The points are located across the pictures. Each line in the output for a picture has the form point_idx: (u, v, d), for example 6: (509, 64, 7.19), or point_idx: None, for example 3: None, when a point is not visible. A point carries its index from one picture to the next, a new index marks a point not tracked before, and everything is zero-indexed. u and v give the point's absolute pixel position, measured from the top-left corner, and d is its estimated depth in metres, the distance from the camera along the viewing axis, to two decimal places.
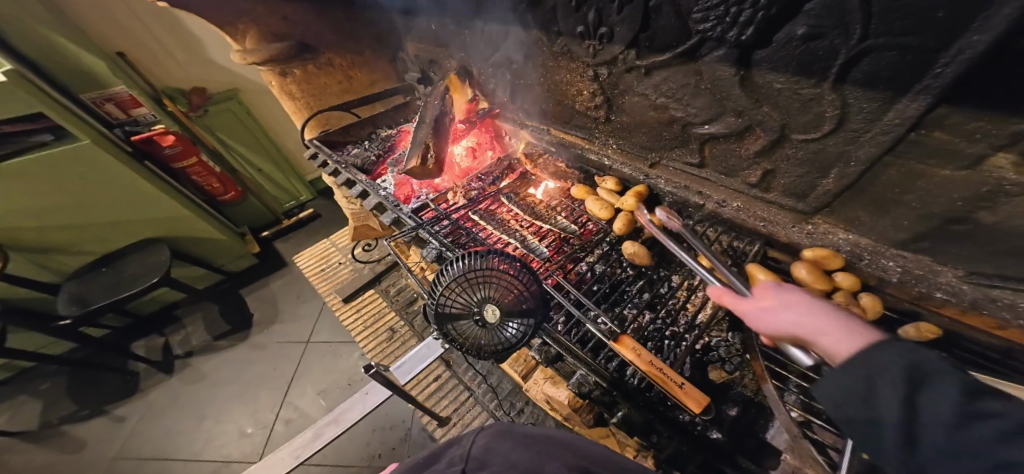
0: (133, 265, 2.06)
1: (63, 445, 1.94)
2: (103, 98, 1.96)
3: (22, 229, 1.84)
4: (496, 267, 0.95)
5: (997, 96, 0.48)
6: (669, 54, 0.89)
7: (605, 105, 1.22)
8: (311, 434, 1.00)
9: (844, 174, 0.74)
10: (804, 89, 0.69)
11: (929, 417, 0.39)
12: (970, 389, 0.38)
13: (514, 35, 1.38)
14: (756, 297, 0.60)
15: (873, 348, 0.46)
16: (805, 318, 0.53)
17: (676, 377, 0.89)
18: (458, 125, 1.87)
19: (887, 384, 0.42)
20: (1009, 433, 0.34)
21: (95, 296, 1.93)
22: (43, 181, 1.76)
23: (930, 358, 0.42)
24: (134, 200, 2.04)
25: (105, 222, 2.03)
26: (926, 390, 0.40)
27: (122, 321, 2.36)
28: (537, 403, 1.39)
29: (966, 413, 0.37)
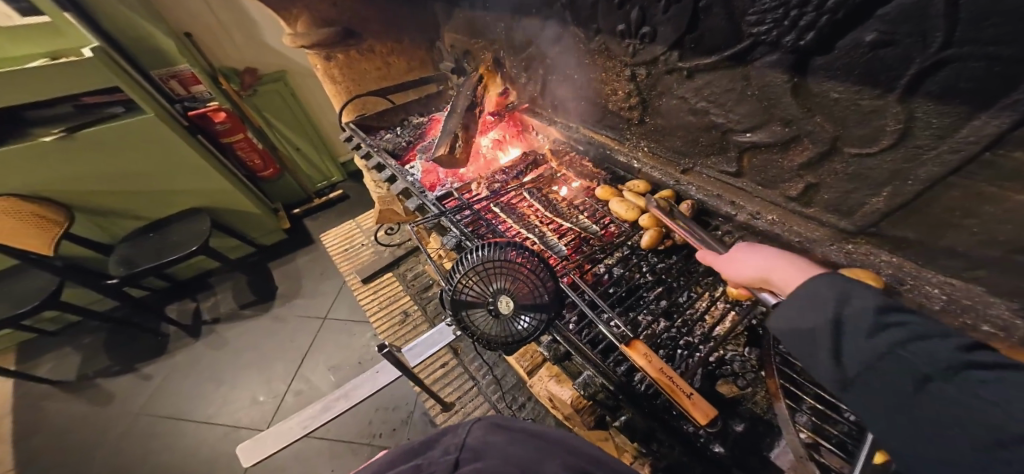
0: (174, 233, 2.15)
1: (97, 397, 2.06)
2: (169, 75, 2.05)
3: (84, 193, 1.96)
4: (512, 259, 0.95)
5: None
6: (715, 58, 0.86)
7: (639, 106, 1.19)
8: (321, 407, 1.03)
9: (898, 192, 0.70)
10: (865, 99, 0.66)
11: (852, 328, 0.46)
12: (883, 305, 0.45)
13: (552, 30, 1.37)
14: (734, 251, 0.72)
15: (814, 281, 0.52)
16: (764, 259, 0.64)
17: (686, 387, 0.88)
18: (488, 117, 1.89)
19: (822, 308, 0.49)
20: (909, 337, 0.41)
21: (138, 259, 2.02)
22: (101, 148, 1.86)
23: (856, 285, 0.48)
24: (184, 170, 2.12)
25: (153, 192, 2.11)
26: (849, 309, 0.47)
27: (161, 284, 2.49)
28: (539, 398, 1.42)
29: (879, 325, 0.43)
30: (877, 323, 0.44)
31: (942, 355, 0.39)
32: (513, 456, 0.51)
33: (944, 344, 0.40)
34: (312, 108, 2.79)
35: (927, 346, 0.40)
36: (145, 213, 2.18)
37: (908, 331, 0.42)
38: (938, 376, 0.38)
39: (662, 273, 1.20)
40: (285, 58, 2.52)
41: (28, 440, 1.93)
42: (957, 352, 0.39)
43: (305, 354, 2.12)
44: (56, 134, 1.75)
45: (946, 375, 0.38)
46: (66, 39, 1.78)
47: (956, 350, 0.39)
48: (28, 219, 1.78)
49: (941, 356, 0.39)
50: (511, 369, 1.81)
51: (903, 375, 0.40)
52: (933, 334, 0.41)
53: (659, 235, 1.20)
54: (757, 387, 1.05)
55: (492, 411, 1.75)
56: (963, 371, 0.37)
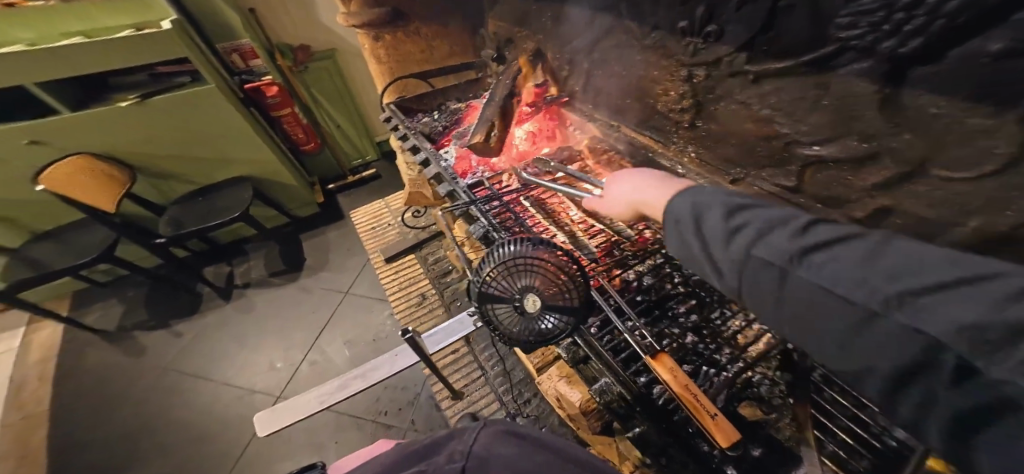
0: (221, 199, 2.22)
1: (132, 348, 2.18)
2: (232, 48, 2.14)
3: (144, 156, 2.04)
4: (541, 256, 0.89)
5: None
6: (791, 62, 0.80)
7: (693, 109, 1.13)
8: (338, 385, 1.02)
9: (988, 225, 0.63)
10: (973, 118, 0.58)
11: (712, 239, 0.48)
12: (734, 208, 0.48)
13: (604, 22, 1.32)
14: (613, 189, 0.78)
15: (675, 203, 0.55)
16: (629, 192, 0.72)
17: (711, 406, 0.86)
18: (524, 107, 1.83)
19: (686, 225, 0.52)
20: (758, 235, 0.44)
21: (186, 219, 2.12)
22: (160, 117, 1.93)
23: (708, 197, 0.52)
24: (236, 141, 2.18)
25: (206, 158, 2.18)
26: (706, 221, 0.50)
27: (201, 246, 2.58)
28: (547, 396, 1.47)
29: (733, 230, 0.46)
30: (727, 229, 0.47)
31: (789, 245, 0.40)
32: (517, 464, 0.49)
33: (787, 230, 0.42)
34: (359, 89, 2.79)
35: (773, 239, 0.42)
36: (201, 178, 2.26)
37: (755, 229, 0.44)
38: (791, 266, 0.40)
39: (697, 286, 1.16)
40: (338, 38, 2.51)
41: (73, 382, 2.07)
42: (796, 237, 0.41)
43: (323, 326, 2.18)
44: (131, 100, 1.84)
45: (797, 264, 0.39)
46: (152, 12, 1.84)
47: (791, 234, 0.41)
48: (100, 179, 1.89)
49: (786, 246, 0.40)
50: (521, 363, 1.84)
51: (766, 275, 0.42)
52: (778, 226, 0.43)
53: None
54: (783, 413, 1.00)
55: (497, 402, 1.79)
56: (806, 258, 0.39)
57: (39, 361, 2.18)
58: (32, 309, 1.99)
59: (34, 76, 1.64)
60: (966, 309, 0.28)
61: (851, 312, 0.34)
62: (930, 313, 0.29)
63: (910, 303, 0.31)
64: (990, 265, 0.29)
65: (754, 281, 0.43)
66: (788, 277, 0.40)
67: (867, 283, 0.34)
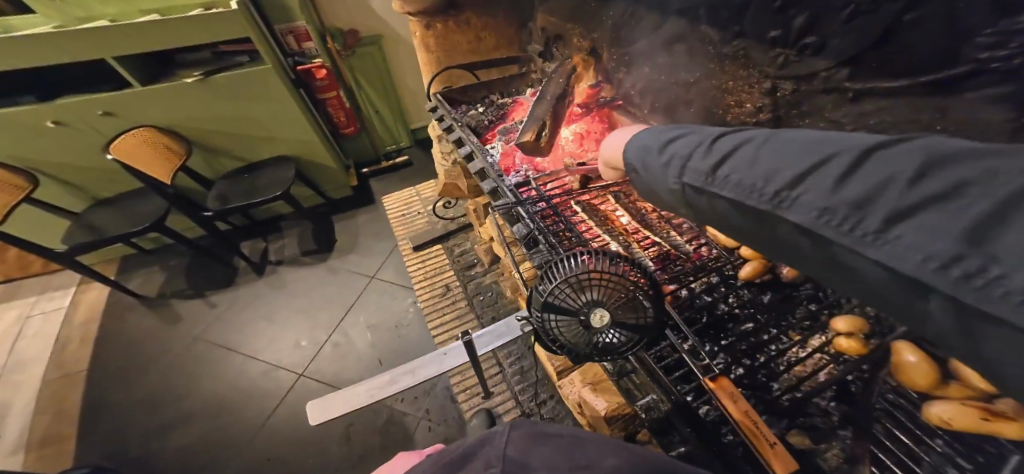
0: (264, 178, 2.25)
1: (168, 315, 2.25)
2: (287, 30, 2.13)
3: (200, 132, 2.10)
4: (614, 271, 0.90)
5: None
6: (906, 82, 0.75)
7: (770, 123, 1.08)
8: (390, 379, 1.03)
9: None
10: None
11: (656, 174, 0.60)
12: (665, 145, 0.59)
13: (676, 25, 1.26)
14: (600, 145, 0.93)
15: (627, 155, 0.67)
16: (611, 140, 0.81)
17: (772, 436, 0.82)
18: (575, 108, 1.77)
19: (639, 169, 0.64)
20: (683, 163, 0.55)
21: (232, 197, 2.17)
22: (212, 93, 1.97)
23: (646, 141, 0.63)
24: (283, 120, 2.19)
25: (255, 137, 2.22)
26: (649, 162, 0.61)
27: (241, 222, 2.64)
28: (568, 401, 1.50)
29: (667, 164, 0.58)
30: (664, 163, 0.58)
31: (705, 166, 0.51)
32: (558, 466, 0.47)
33: (701, 151, 0.53)
34: (400, 75, 2.73)
35: (694, 164, 0.53)
36: (249, 155, 2.30)
37: (680, 157, 0.55)
38: (711, 183, 0.51)
39: (759, 312, 1.11)
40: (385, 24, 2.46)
41: (114, 344, 2.15)
42: (707, 156, 0.52)
43: (348, 308, 2.20)
44: (196, 77, 1.90)
45: (714, 179, 0.50)
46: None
47: (704, 155, 0.52)
48: (161, 152, 1.97)
49: (703, 166, 0.52)
50: (538, 364, 1.84)
51: (697, 193, 0.54)
52: (694, 151, 0.54)
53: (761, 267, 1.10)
54: (833, 444, 0.95)
55: (512, 401, 1.81)
56: (717, 172, 0.50)
57: (84, 321, 2.28)
58: (81, 271, 2.06)
59: (116, 51, 1.73)
60: (823, 196, 0.38)
61: (757, 210, 0.46)
62: (802, 203, 0.40)
63: (789, 195, 0.42)
64: (830, 147, 0.41)
65: (693, 199, 0.55)
66: (710, 192, 0.51)
67: (757, 187, 0.45)
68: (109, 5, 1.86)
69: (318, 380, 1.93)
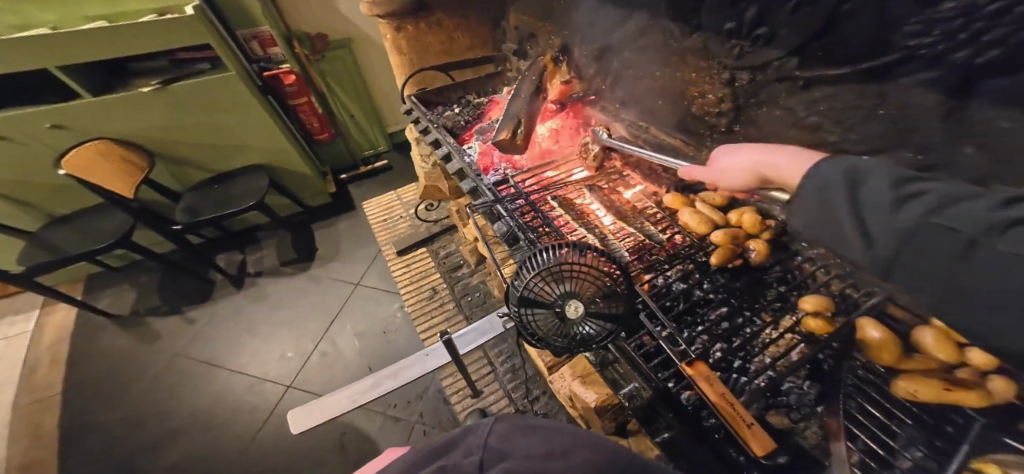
0: (239, 187, 2.20)
1: (143, 333, 2.18)
2: (250, 36, 2.10)
3: (162, 141, 2.05)
4: (585, 263, 0.93)
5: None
6: (848, 69, 0.79)
7: (731, 113, 1.12)
8: (372, 383, 1.02)
9: None
10: None
11: (873, 205, 0.45)
12: (902, 177, 0.44)
13: (640, 20, 1.29)
14: (720, 156, 0.74)
15: (820, 169, 0.52)
16: (757, 156, 0.66)
17: (747, 416, 0.85)
18: (549, 105, 1.82)
19: (837, 190, 0.49)
20: (936, 205, 0.40)
21: (203, 210, 2.11)
22: (175, 103, 1.92)
23: (866, 164, 0.48)
24: (253, 128, 2.15)
25: (225, 146, 2.17)
26: (865, 188, 0.46)
27: (215, 234, 2.58)
28: (560, 396, 1.52)
29: (903, 197, 0.43)
30: (899, 195, 0.43)
31: (983, 215, 0.36)
32: (542, 452, 0.45)
33: (980, 201, 0.38)
34: (374, 77, 2.72)
35: (960, 208, 0.38)
36: (218, 165, 2.25)
37: (938, 197, 0.40)
38: (983, 237, 0.36)
39: (731, 295, 1.13)
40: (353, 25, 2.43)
41: (87, 365, 2.07)
42: (993, 206, 0.36)
43: (333, 317, 2.17)
44: (153, 86, 1.85)
45: (990, 236, 0.35)
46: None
47: (992, 205, 0.37)
48: (121, 165, 1.89)
49: (980, 214, 0.36)
50: (530, 361, 1.86)
51: (943, 245, 0.39)
52: (962, 197, 0.39)
53: (731, 252, 1.12)
54: (812, 422, 1.00)
55: (505, 399, 1.81)
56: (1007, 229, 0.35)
57: (52, 343, 2.19)
58: (44, 292, 1.98)
59: (59, 60, 1.66)
60: None
61: None
62: None
63: None
64: None
65: (928, 254, 0.40)
66: (983, 251, 0.35)
67: None
68: (48, 10, 1.78)
69: (306, 391, 1.91)
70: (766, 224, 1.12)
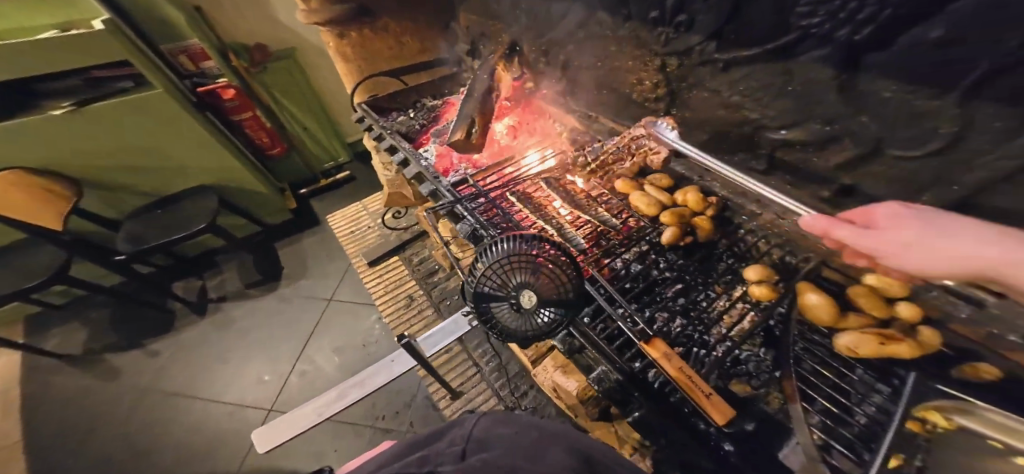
0: (185, 209, 2.14)
1: (103, 371, 2.09)
2: (179, 50, 2.02)
3: (88, 168, 1.96)
4: (534, 253, 0.93)
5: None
6: (756, 50, 0.83)
7: (667, 97, 1.17)
8: (337, 394, 1.00)
9: (938, 199, 0.68)
10: (919, 99, 0.61)
11: None
12: None
13: (578, 14, 1.31)
14: (889, 229, 0.56)
15: None
16: (955, 244, 0.48)
17: (707, 388, 0.89)
18: (504, 102, 1.88)
19: None
20: None
21: (147, 236, 2.02)
22: (101, 125, 1.84)
23: None
24: (193, 146, 2.09)
25: (165, 168, 2.11)
26: None
27: (165, 261, 2.47)
28: (545, 388, 1.51)
29: None
30: None
31: None
32: (519, 445, 0.46)
33: None
34: (323, 85, 2.66)
35: None
36: (160, 188, 2.18)
37: None
38: None
39: (682, 270, 1.18)
40: (296, 34, 2.38)
41: (45, 410, 1.97)
42: None
43: (309, 336, 2.13)
44: (66, 108, 1.75)
45: None
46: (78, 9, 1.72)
47: None
48: (37, 194, 1.80)
49: None
50: (515, 357, 1.87)
51: None
52: None
53: (681, 230, 1.16)
54: (771, 387, 1.04)
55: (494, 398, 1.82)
56: None
57: None
58: None
59: None
60: None
61: None
62: None
63: None
64: None
65: None
66: None
67: None
68: None
69: (287, 412, 1.86)
70: (708, 201, 1.17)
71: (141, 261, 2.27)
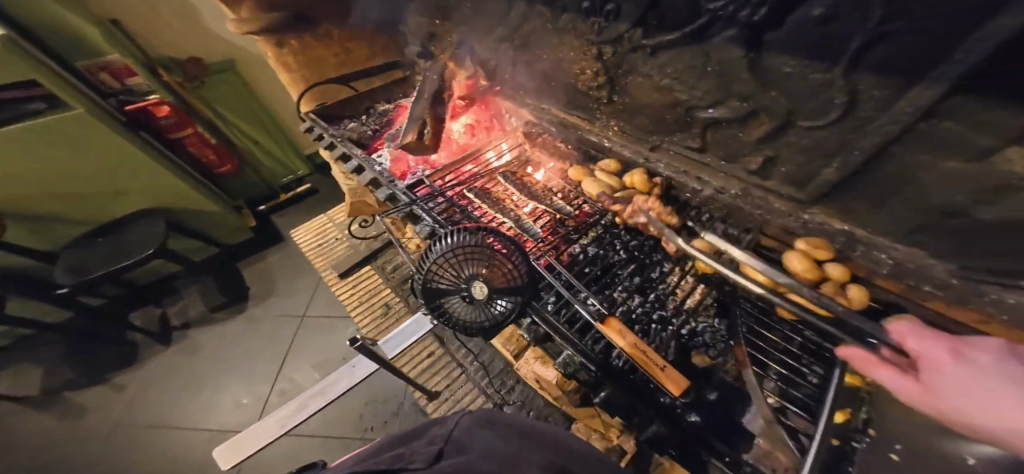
0: (132, 234, 2.09)
1: (66, 411, 2.00)
2: (97, 67, 1.88)
3: (18, 199, 1.86)
4: (484, 244, 0.93)
5: (972, 119, 0.50)
6: (676, 34, 0.86)
7: (608, 85, 1.18)
8: (298, 405, 1.00)
9: (845, 164, 0.73)
10: (814, 73, 0.66)
11: None
12: None
13: (518, 8, 1.31)
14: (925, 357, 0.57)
15: None
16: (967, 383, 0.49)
17: (661, 360, 0.90)
18: (459, 102, 1.86)
19: None
20: None
21: (91, 265, 1.96)
22: (21, 153, 1.74)
23: None
24: (130, 168, 2.02)
25: (102, 193, 2.03)
26: None
27: (115, 291, 2.36)
28: (527, 381, 1.48)
29: None
30: None
31: None
32: (497, 450, 0.47)
33: None
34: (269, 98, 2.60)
35: None
36: (99, 215, 2.11)
37: None
38: None
39: (636, 250, 1.22)
40: (235, 46, 2.31)
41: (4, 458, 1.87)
42: None
43: (285, 355, 2.09)
44: None
45: None
46: None
47: None
48: None
49: None
50: (498, 355, 1.85)
51: None
52: None
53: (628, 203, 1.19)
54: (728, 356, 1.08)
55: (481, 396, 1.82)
56: None
57: None
58: None
59: None
60: None
61: None
62: None
63: None
64: None
65: None
66: None
67: None
68: None
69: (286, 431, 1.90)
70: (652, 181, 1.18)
71: (89, 293, 2.16)
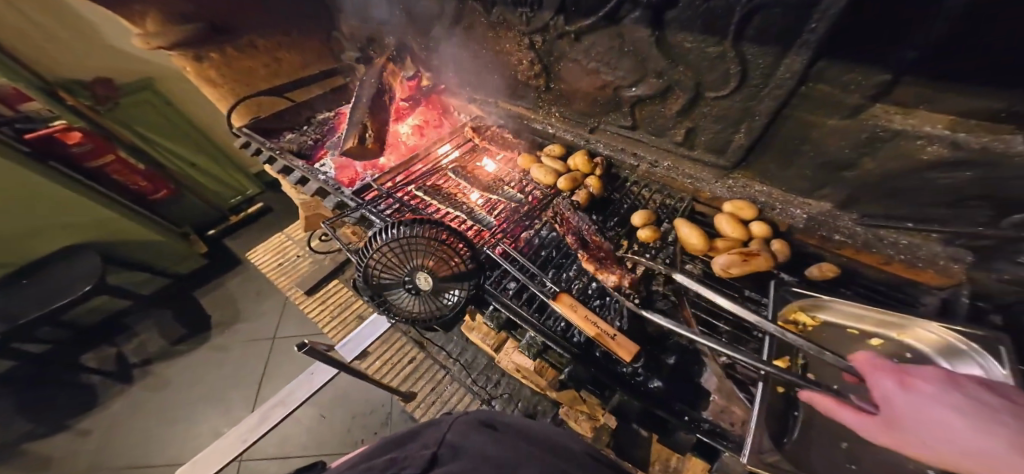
0: (65, 275, 1.96)
1: (26, 464, 1.89)
2: None
3: None
4: (426, 236, 0.92)
5: (834, 80, 0.62)
6: (594, 19, 0.89)
7: (543, 72, 1.20)
8: (260, 417, 0.99)
9: (752, 128, 0.81)
10: (710, 47, 0.73)
11: None
12: None
13: (451, 6, 1.32)
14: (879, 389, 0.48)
15: None
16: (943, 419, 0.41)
17: (610, 329, 0.92)
18: (401, 103, 1.80)
19: None
20: None
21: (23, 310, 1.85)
22: None
23: None
24: (50, 203, 1.89)
25: (18, 232, 1.89)
26: None
27: (60, 334, 2.22)
28: (508, 371, 1.48)
29: None
30: None
31: None
32: (490, 453, 0.49)
33: None
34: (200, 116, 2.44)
35: None
36: (18, 256, 1.96)
37: None
38: None
39: None
40: (147, 62, 2.12)
41: None
42: None
43: (260, 380, 2.05)
44: None
45: None
46: None
47: None
48: None
49: None
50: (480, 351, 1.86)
51: None
52: None
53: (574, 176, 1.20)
54: None
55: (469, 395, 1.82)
56: None
57: None
58: None
59: None
60: None
61: None
62: None
63: None
64: None
65: None
66: None
67: None
68: None
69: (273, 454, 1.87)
70: (593, 161, 1.20)
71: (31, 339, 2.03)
